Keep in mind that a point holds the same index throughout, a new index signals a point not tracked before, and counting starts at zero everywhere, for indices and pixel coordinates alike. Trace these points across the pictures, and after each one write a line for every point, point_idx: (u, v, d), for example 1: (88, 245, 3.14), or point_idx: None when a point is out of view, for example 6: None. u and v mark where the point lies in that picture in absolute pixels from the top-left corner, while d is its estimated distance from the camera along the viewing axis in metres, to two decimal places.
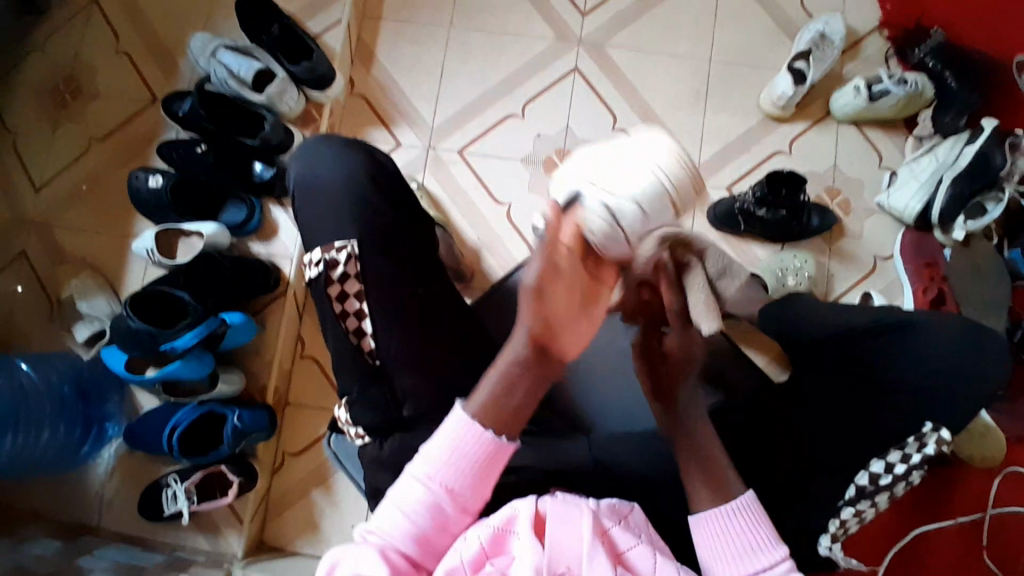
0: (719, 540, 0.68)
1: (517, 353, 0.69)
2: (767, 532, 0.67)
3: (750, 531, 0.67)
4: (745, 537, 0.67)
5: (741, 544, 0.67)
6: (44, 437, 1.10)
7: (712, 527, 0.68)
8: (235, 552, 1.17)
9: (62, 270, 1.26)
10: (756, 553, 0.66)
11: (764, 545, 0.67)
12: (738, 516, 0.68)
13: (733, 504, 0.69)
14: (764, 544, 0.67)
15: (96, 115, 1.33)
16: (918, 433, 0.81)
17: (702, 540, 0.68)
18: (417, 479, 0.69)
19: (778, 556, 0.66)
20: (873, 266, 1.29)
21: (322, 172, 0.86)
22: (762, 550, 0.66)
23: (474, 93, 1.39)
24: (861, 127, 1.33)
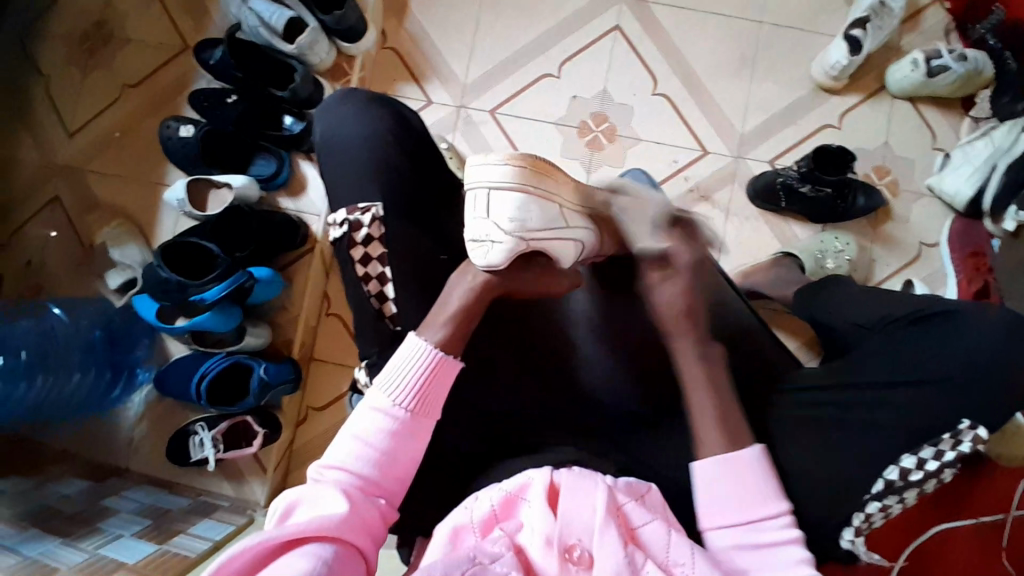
0: (725, 489, 0.70)
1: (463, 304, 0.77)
2: (771, 483, 0.71)
3: (755, 483, 0.70)
4: (752, 486, 0.70)
5: (745, 495, 0.70)
6: (74, 380, 1.14)
7: (720, 478, 0.70)
8: (257, 500, 1.22)
9: (95, 217, 1.28)
10: (760, 503, 0.70)
11: (770, 496, 0.70)
12: (752, 462, 0.71)
13: (749, 450, 0.71)
14: (772, 495, 0.70)
15: (128, 62, 1.32)
16: (953, 430, 0.75)
17: (712, 483, 0.71)
18: (371, 407, 0.73)
19: (781, 507, 0.70)
20: (918, 253, 1.23)
21: (350, 130, 0.84)
22: (765, 501, 0.70)
23: (509, 51, 1.34)
24: (916, 104, 1.26)
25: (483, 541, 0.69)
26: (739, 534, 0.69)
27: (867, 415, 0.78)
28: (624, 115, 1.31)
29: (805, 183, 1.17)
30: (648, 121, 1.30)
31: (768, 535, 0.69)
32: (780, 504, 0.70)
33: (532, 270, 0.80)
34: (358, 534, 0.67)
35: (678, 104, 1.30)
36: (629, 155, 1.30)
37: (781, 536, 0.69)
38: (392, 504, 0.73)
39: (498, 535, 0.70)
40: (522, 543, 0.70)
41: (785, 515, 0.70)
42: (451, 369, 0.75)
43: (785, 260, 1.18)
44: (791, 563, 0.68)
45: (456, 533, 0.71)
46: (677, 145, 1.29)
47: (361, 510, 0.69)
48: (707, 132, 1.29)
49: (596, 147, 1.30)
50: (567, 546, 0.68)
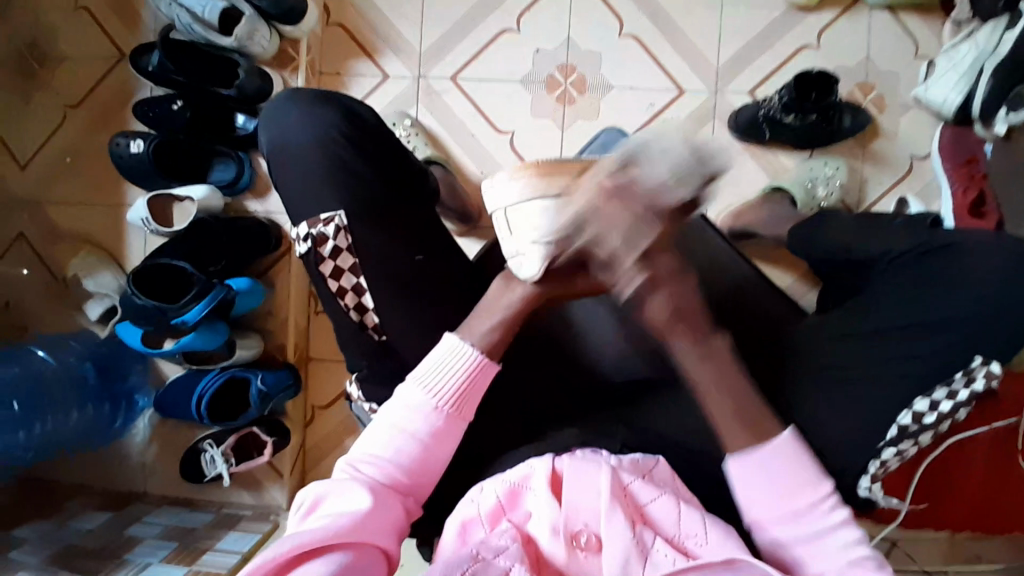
0: (762, 483, 0.67)
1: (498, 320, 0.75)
2: (810, 467, 0.67)
3: (793, 471, 0.67)
4: (790, 475, 0.67)
5: (784, 487, 0.66)
6: (73, 417, 1.13)
7: (754, 471, 0.67)
8: (279, 504, 1.23)
9: (63, 248, 1.24)
10: (801, 492, 0.66)
11: (809, 482, 0.67)
12: (780, 452, 0.67)
13: (776, 440, 0.67)
14: (811, 481, 0.67)
15: (64, 80, 1.25)
16: (966, 368, 0.73)
17: (745, 479, 0.68)
18: (407, 404, 0.72)
19: (824, 492, 0.67)
20: (909, 167, 1.19)
21: (296, 139, 0.79)
22: (805, 489, 0.66)
23: (460, 11, 1.26)
24: (896, 11, 1.18)
25: (490, 533, 0.68)
26: (785, 526, 0.67)
27: (869, 360, 0.76)
28: (592, 63, 1.24)
29: (788, 113, 1.12)
30: (618, 66, 1.23)
31: (816, 523, 0.66)
32: (824, 486, 0.67)
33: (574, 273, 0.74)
34: (386, 536, 0.67)
35: (648, 43, 1.23)
36: (602, 106, 1.23)
37: (829, 521, 0.66)
38: (419, 502, 0.73)
39: (505, 527, 0.68)
40: (531, 533, 0.68)
41: (831, 495, 0.67)
42: (490, 373, 0.74)
43: (776, 196, 1.14)
44: (845, 545, 0.65)
45: (465, 526, 0.70)
46: (651, 88, 1.22)
47: (387, 506, 0.68)
48: (681, 70, 1.22)
49: (566, 101, 1.24)
50: (574, 534, 0.67)
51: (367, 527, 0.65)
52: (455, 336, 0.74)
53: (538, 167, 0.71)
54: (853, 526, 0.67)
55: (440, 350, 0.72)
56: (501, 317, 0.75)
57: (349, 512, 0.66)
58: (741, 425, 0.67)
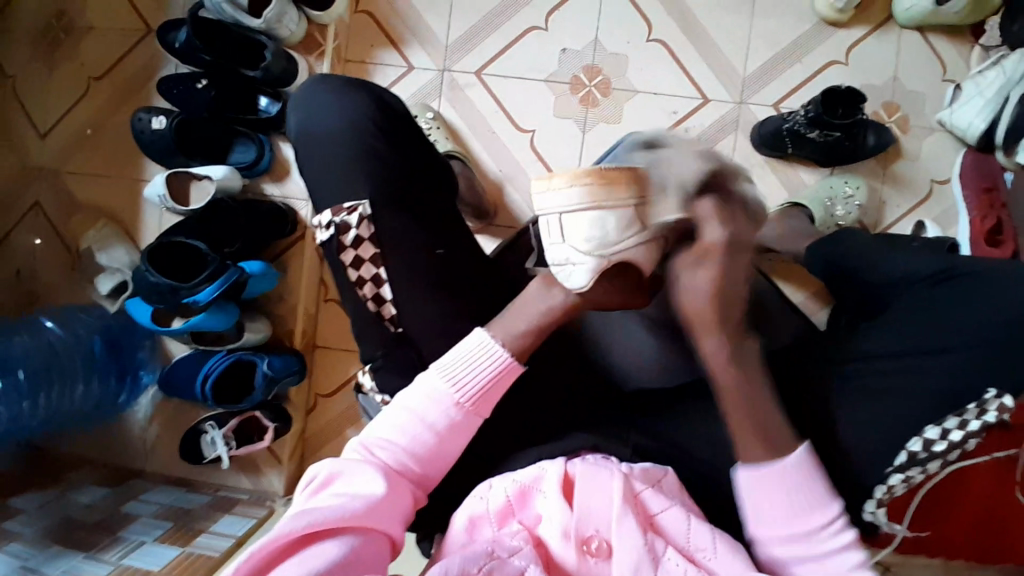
0: (773, 500, 0.68)
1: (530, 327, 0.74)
2: (819, 488, 0.68)
3: (804, 491, 0.67)
4: (800, 494, 0.67)
5: (795, 505, 0.67)
6: (79, 390, 1.13)
7: (766, 489, 0.68)
8: (277, 490, 1.23)
9: (78, 220, 1.24)
10: (810, 511, 0.67)
11: (818, 503, 0.68)
12: (793, 471, 0.67)
13: (791, 459, 0.68)
14: (820, 502, 0.68)
15: (90, 52, 1.24)
16: (979, 399, 0.74)
17: (755, 495, 0.68)
18: (427, 393, 0.72)
19: (832, 513, 0.68)
20: (929, 191, 1.18)
21: (326, 122, 0.79)
22: (815, 509, 0.67)
23: (489, 6, 1.25)
24: (925, 33, 1.17)
25: (500, 534, 0.68)
26: (790, 545, 0.68)
27: (884, 382, 0.76)
28: (618, 66, 1.23)
29: (812, 129, 1.10)
30: (644, 71, 1.23)
31: (822, 543, 0.67)
32: (832, 507, 0.68)
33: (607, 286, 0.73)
34: (395, 522, 0.66)
35: (676, 49, 1.22)
36: (625, 109, 1.23)
37: (833, 541, 0.67)
38: (427, 491, 0.73)
39: (516, 529, 0.68)
40: (541, 536, 0.68)
41: (838, 516, 0.68)
42: (514, 375, 0.74)
43: (793, 211, 1.13)
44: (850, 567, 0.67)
45: (473, 523, 0.70)
46: (675, 95, 1.22)
47: (399, 493, 0.69)
48: (707, 79, 1.22)
49: (590, 103, 1.23)
50: (585, 538, 0.67)
51: (379, 512, 0.65)
52: (483, 330, 0.73)
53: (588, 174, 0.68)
54: (857, 548, 0.68)
55: (468, 344, 0.72)
56: (529, 324, 0.74)
57: (361, 494, 0.66)
58: (752, 440, 0.68)
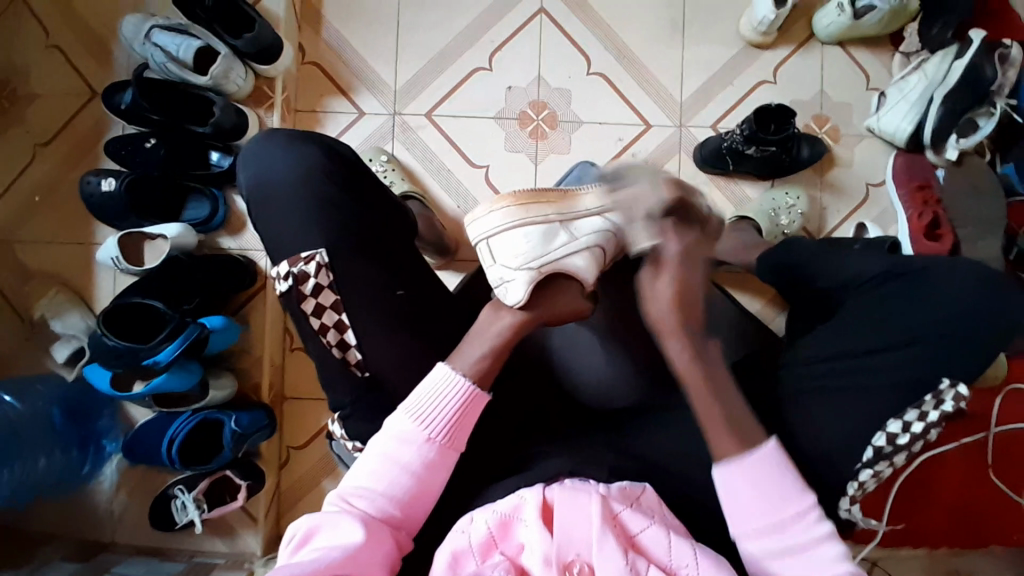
0: (749, 495, 0.70)
1: (491, 344, 0.76)
2: (793, 481, 0.70)
3: (776, 482, 0.70)
4: (775, 483, 0.70)
5: (770, 496, 0.70)
6: (42, 463, 1.08)
7: (742, 480, 0.70)
8: (254, 550, 1.19)
9: (28, 289, 1.20)
10: (784, 502, 0.69)
11: (794, 493, 0.70)
12: (766, 464, 0.70)
13: (761, 451, 0.71)
14: (796, 492, 0.70)
15: (34, 119, 1.23)
16: (935, 390, 0.77)
17: (733, 493, 0.70)
18: (399, 435, 0.72)
19: (808, 504, 0.70)
20: (866, 195, 1.25)
21: (276, 178, 0.80)
22: (791, 501, 0.69)
23: (434, 50, 1.29)
24: (846, 48, 1.26)
25: (483, 567, 0.68)
26: (768, 539, 0.69)
27: (841, 380, 0.79)
28: (562, 99, 1.28)
29: (750, 145, 1.16)
30: (588, 101, 1.28)
31: (799, 534, 0.69)
32: (807, 499, 0.70)
33: (547, 297, 0.78)
34: (379, 569, 0.66)
35: (616, 79, 1.28)
36: (574, 139, 1.27)
37: (814, 531, 0.69)
38: (411, 534, 0.73)
39: (498, 560, 0.68)
40: (524, 565, 0.69)
41: (813, 510, 0.70)
42: (482, 403, 0.75)
43: (742, 224, 1.18)
44: (827, 557, 0.68)
45: (457, 558, 0.69)
46: (619, 122, 1.27)
47: (380, 541, 0.68)
48: (648, 105, 1.27)
49: (539, 135, 1.28)
50: (566, 564, 0.68)
51: (360, 559, 0.65)
52: (446, 364, 0.74)
53: (518, 197, 0.79)
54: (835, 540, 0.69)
55: (430, 379, 0.73)
56: (484, 349, 0.75)
57: (341, 544, 0.66)
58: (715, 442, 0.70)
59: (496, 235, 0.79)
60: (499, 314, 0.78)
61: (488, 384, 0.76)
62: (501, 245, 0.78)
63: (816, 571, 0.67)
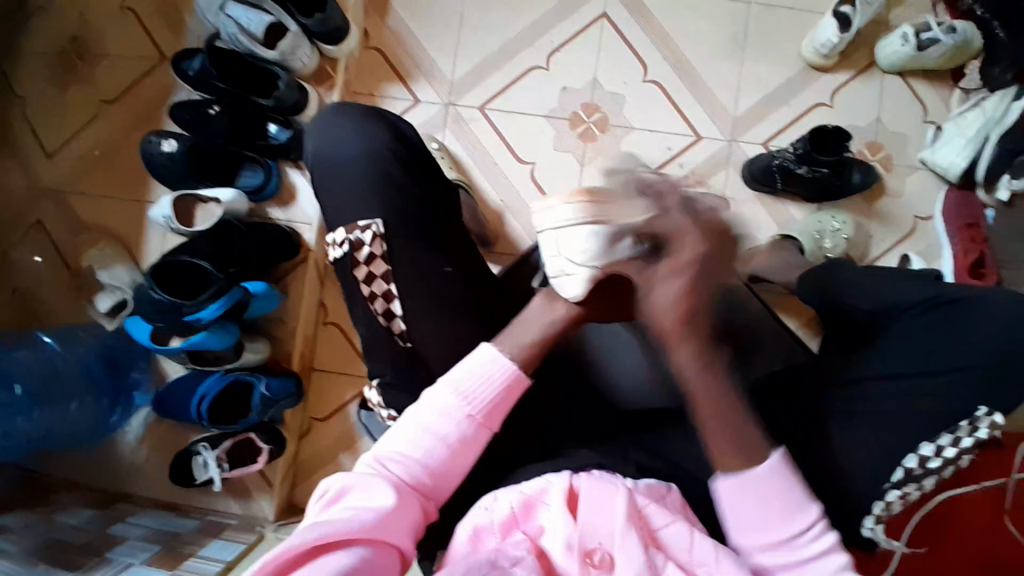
0: (752, 505, 0.69)
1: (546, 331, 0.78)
2: (797, 495, 0.69)
3: (780, 500, 0.69)
4: (778, 500, 0.69)
5: (775, 508, 0.69)
6: (73, 409, 1.11)
7: (748, 494, 0.69)
8: (267, 515, 1.20)
9: (80, 238, 1.25)
10: (788, 519, 0.69)
11: (800, 505, 0.69)
12: (772, 475, 0.69)
13: (767, 464, 0.69)
14: (800, 506, 0.69)
15: (104, 77, 1.28)
16: (971, 417, 0.76)
17: (737, 504, 0.69)
18: (439, 407, 0.73)
19: (813, 515, 0.69)
20: (913, 227, 1.24)
21: (340, 149, 0.82)
22: (796, 514, 0.69)
23: (494, 45, 1.31)
24: (907, 78, 1.25)
25: (503, 544, 0.68)
26: (773, 552, 0.69)
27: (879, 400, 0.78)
28: (615, 104, 1.29)
29: (801, 165, 1.16)
30: (641, 109, 1.28)
31: (803, 547, 0.69)
32: (812, 512, 0.69)
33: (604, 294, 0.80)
34: (406, 537, 0.67)
35: (670, 89, 1.29)
36: (623, 144, 1.28)
37: (817, 544, 0.69)
38: (437, 505, 0.73)
39: (519, 538, 0.68)
40: (543, 547, 0.68)
41: (820, 522, 0.69)
42: (521, 386, 0.76)
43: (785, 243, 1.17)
44: (832, 567, 0.68)
45: (477, 533, 0.70)
46: (669, 132, 1.28)
47: (409, 508, 0.69)
48: (700, 118, 1.28)
49: (588, 138, 1.29)
50: (587, 551, 0.67)
51: (390, 526, 0.66)
52: (491, 345, 0.76)
53: (586, 193, 0.75)
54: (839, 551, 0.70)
55: (476, 355, 0.74)
56: (534, 336, 0.77)
57: (372, 508, 0.66)
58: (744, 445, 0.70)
59: (562, 231, 0.75)
60: (552, 304, 0.79)
61: (529, 368, 0.77)
62: (567, 244, 0.75)
63: None
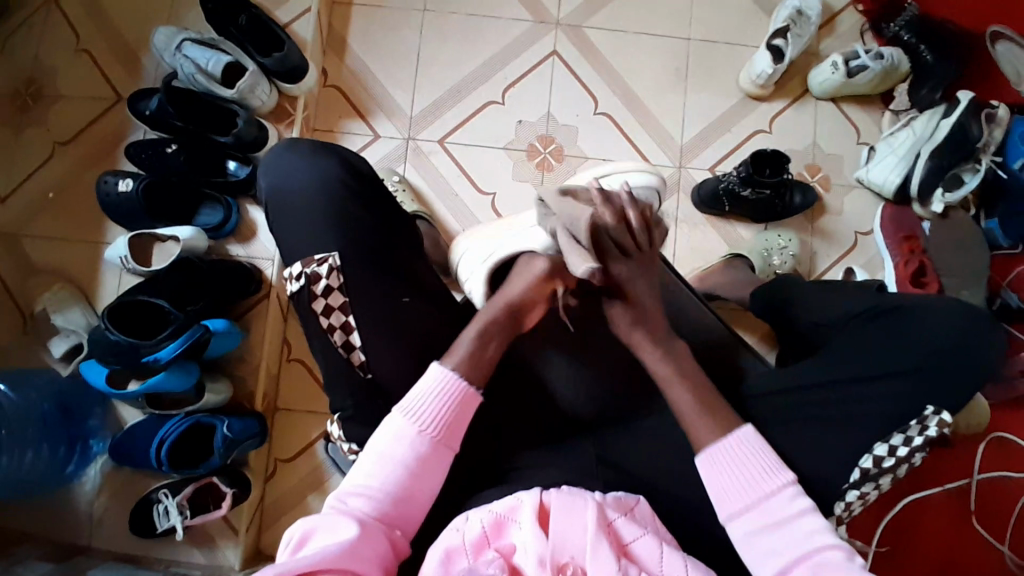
0: (729, 474, 0.74)
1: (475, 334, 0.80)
2: (770, 461, 0.75)
3: (754, 465, 0.75)
4: (752, 467, 0.75)
5: (751, 475, 0.74)
6: (29, 456, 1.06)
7: (721, 462, 0.75)
8: (233, 563, 1.15)
9: (33, 282, 1.21)
10: (762, 481, 0.74)
11: (769, 470, 0.74)
12: (742, 447, 0.75)
13: (741, 433, 0.76)
14: (770, 470, 0.74)
15: (58, 119, 1.27)
16: (920, 416, 0.81)
17: (716, 477, 0.75)
18: (395, 434, 0.74)
19: (783, 480, 0.73)
20: (854, 242, 1.31)
21: (295, 186, 0.83)
22: (770, 476, 0.74)
23: (451, 83, 1.36)
24: (838, 104, 1.35)
25: (476, 563, 0.67)
26: (756, 526, 0.72)
27: (835, 405, 0.82)
28: (570, 135, 1.34)
29: (746, 187, 1.22)
30: (595, 139, 1.34)
31: (778, 512, 0.72)
32: (783, 476, 0.74)
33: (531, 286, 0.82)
34: (374, 568, 0.65)
35: (621, 119, 1.35)
36: (579, 173, 1.33)
37: (791, 507, 0.72)
38: (407, 536, 0.72)
39: (491, 556, 0.68)
40: (516, 564, 0.68)
41: (791, 486, 0.73)
42: (474, 403, 0.78)
43: (736, 261, 1.23)
44: (811, 530, 0.70)
45: (449, 555, 0.69)
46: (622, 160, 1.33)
47: (375, 537, 0.68)
48: (648, 145, 1.34)
49: (546, 167, 1.33)
50: (560, 566, 0.67)
51: (355, 554, 0.64)
52: (439, 364, 0.78)
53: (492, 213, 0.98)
54: (818, 514, 0.72)
55: (423, 377, 0.76)
56: (469, 345, 0.79)
57: (337, 541, 0.65)
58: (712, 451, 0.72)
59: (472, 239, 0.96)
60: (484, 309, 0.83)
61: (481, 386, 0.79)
62: (477, 250, 0.92)
63: (800, 546, 0.70)
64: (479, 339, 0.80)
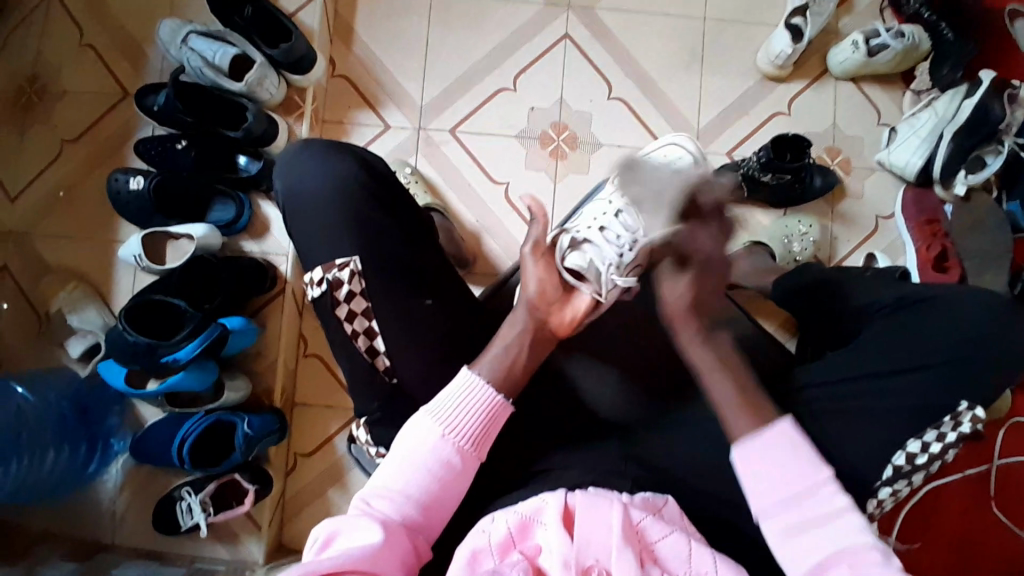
0: (769, 468, 0.70)
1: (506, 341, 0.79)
2: (809, 454, 0.71)
3: (792, 457, 0.71)
4: (790, 462, 0.70)
5: (788, 469, 0.70)
6: (50, 458, 1.08)
7: (757, 453, 0.71)
8: (256, 558, 1.16)
9: (47, 282, 1.21)
10: (802, 475, 0.70)
11: (810, 466, 0.70)
12: (781, 442, 0.71)
13: (777, 426, 0.72)
14: (811, 465, 0.70)
15: (65, 116, 1.25)
16: (954, 412, 0.80)
17: (753, 471, 0.71)
18: (423, 438, 0.73)
19: (823, 476, 0.69)
20: (876, 226, 1.29)
21: (313, 186, 0.81)
22: (810, 471, 0.70)
23: (461, 69, 1.33)
24: (858, 84, 1.31)
25: (502, 564, 0.67)
26: (791, 522, 0.68)
27: (863, 399, 0.81)
28: (583, 121, 1.32)
29: (767, 172, 1.19)
30: (609, 125, 1.31)
31: (815, 508, 0.68)
32: (824, 472, 0.70)
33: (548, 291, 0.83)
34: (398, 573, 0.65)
35: (635, 103, 1.32)
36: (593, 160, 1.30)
37: (829, 504, 0.68)
38: (429, 543, 0.72)
39: (517, 558, 0.67)
40: (542, 566, 0.68)
41: (831, 483, 0.69)
42: (504, 413, 0.77)
43: (756, 248, 1.21)
44: (850, 528, 0.67)
45: (475, 557, 0.68)
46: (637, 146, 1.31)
47: (399, 542, 0.67)
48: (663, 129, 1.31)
49: (559, 155, 1.31)
50: (585, 568, 0.66)
51: (380, 559, 0.64)
52: (469, 370, 0.76)
53: None
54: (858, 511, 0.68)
55: (455, 382, 0.75)
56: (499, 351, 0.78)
57: (363, 545, 0.64)
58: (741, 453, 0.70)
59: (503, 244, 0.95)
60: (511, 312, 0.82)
61: (511, 395, 0.78)
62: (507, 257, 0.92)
63: (834, 543, 0.67)
64: (510, 345, 0.79)
